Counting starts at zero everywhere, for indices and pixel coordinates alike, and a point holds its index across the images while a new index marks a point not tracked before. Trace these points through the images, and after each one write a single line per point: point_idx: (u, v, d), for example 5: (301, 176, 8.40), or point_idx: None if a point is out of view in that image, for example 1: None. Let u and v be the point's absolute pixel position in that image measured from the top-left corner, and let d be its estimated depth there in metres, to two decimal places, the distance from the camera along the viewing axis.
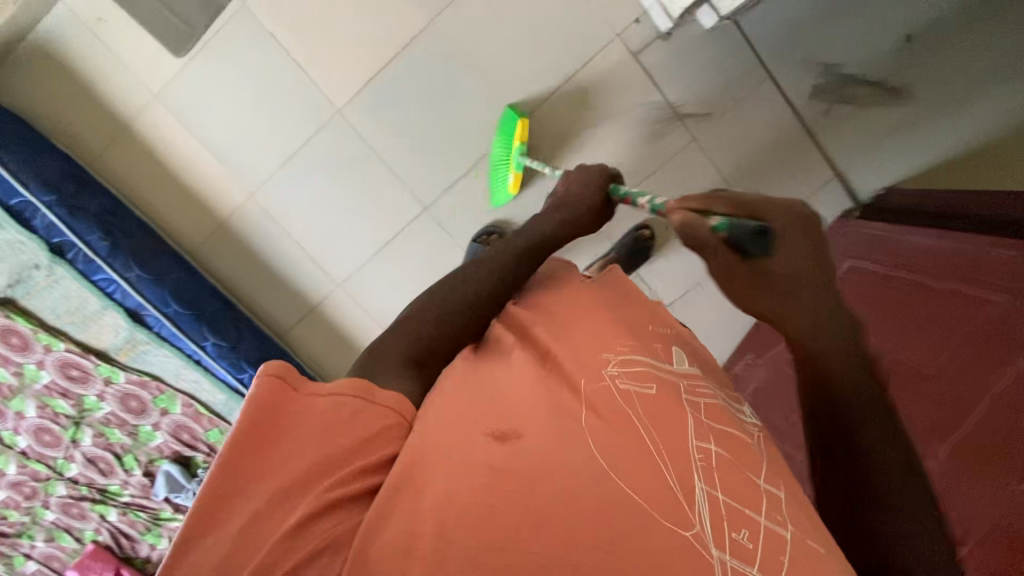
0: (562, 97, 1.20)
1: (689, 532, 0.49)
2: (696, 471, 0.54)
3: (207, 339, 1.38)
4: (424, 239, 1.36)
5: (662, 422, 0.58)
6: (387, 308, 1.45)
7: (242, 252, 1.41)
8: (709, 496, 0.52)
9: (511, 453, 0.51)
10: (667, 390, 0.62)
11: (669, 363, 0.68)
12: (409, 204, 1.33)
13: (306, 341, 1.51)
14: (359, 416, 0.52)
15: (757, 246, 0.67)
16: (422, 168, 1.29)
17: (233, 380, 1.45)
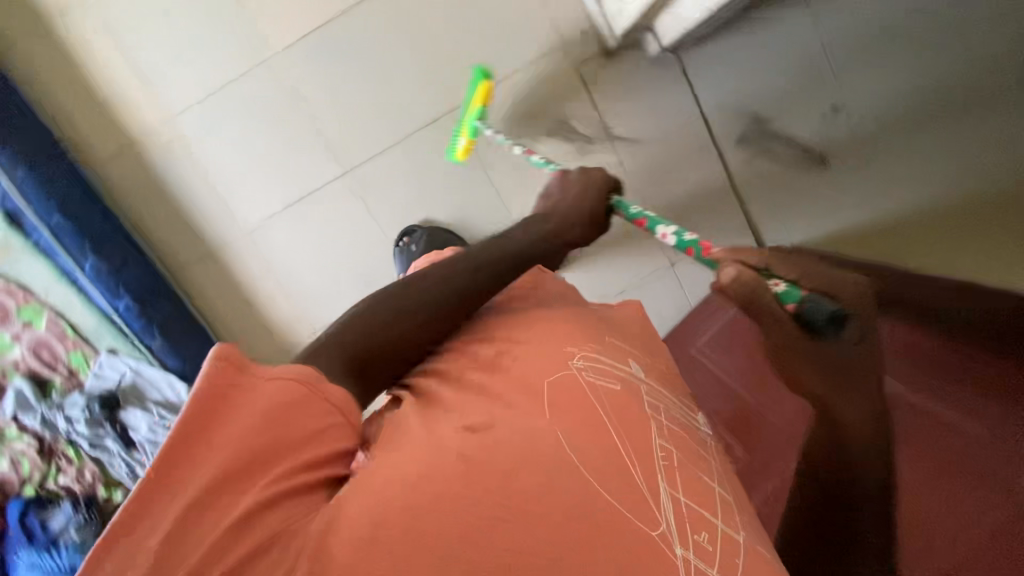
0: (510, 98, 1.16)
1: (655, 532, 0.47)
2: (661, 472, 0.52)
3: (86, 260, 1.08)
4: (337, 206, 1.19)
5: (627, 429, 0.53)
6: (299, 277, 1.23)
7: (163, 182, 1.16)
8: (673, 499, 0.51)
9: (486, 447, 0.47)
10: (631, 391, 0.58)
11: (627, 366, 0.62)
12: (331, 164, 1.17)
13: (204, 292, 1.22)
14: (303, 406, 0.45)
15: (835, 335, 0.47)
16: (352, 137, 1.16)
17: (105, 306, 1.11)
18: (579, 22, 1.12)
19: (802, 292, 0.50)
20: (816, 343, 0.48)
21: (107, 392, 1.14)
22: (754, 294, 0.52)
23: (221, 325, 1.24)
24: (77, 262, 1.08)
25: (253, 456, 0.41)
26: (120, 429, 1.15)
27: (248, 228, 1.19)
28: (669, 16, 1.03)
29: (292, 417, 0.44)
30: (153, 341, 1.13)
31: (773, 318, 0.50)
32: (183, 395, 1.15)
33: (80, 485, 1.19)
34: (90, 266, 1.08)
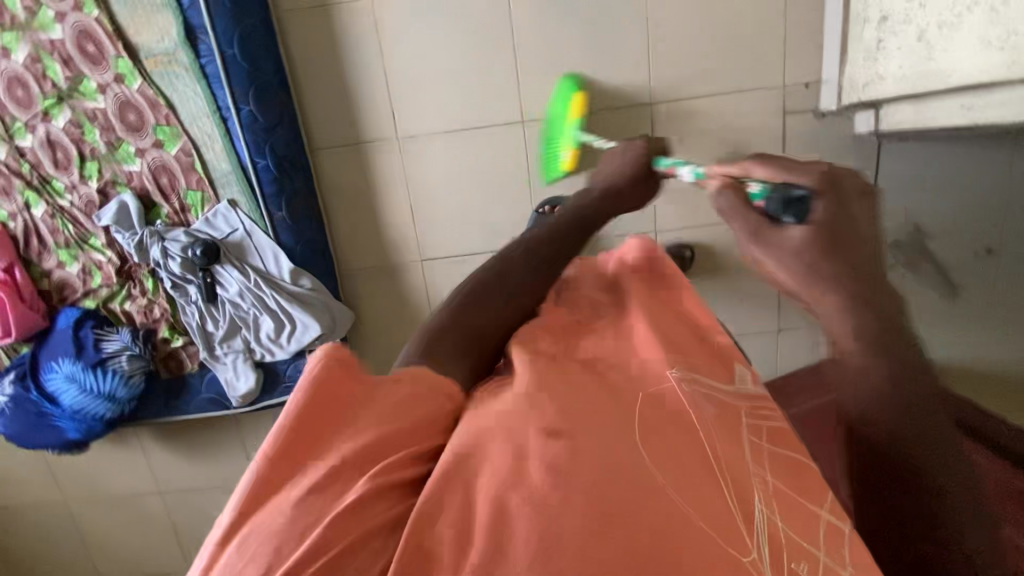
0: (709, 116, 1.13)
1: (744, 559, 0.39)
2: (758, 489, 0.44)
3: (246, 105, 1.02)
4: (496, 150, 1.16)
5: (725, 437, 0.47)
6: (430, 203, 1.19)
7: (345, 57, 1.10)
8: (770, 532, 0.42)
9: (566, 456, 0.40)
10: (728, 409, 0.50)
11: (728, 382, 0.53)
12: (513, 108, 1.13)
13: (330, 181, 1.17)
14: (414, 400, 0.46)
15: (787, 218, 0.55)
16: (543, 90, 1.12)
17: (245, 158, 1.05)
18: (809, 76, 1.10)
19: (769, 189, 0.58)
20: (785, 234, 0.53)
21: (212, 240, 1.08)
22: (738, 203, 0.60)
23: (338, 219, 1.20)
24: (237, 105, 1.02)
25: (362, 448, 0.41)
26: (209, 280, 1.10)
27: (407, 137, 1.15)
28: (909, 107, 0.97)
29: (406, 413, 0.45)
30: (277, 211, 1.09)
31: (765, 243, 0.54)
32: (284, 271, 1.11)
33: (144, 317, 1.15)
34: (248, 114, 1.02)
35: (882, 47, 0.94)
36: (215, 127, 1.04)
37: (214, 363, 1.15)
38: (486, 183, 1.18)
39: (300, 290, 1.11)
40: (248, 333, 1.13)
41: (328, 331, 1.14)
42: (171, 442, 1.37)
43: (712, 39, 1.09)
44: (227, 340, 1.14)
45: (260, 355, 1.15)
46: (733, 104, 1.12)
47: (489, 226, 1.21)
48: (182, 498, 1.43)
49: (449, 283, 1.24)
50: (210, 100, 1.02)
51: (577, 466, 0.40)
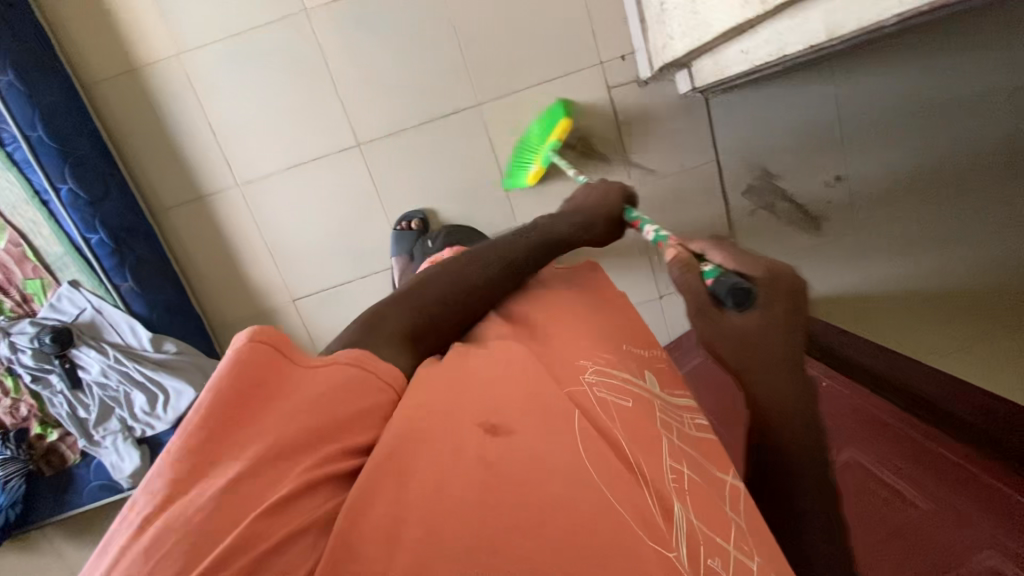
0: (537, 106, 1.15)
1: (671, 553, 0.42)
2: (672, 495, 0.48)
3: (64, 184, 1.00)
4: (341, 176, 1.15)
5: (641, 435, 0.51)
6: (288, 241, 1.18)
7: (163, 117, 1.09)
8: (687, 524, 0.46)
9: (506, 454, 0.44)
10: (644, 408, 0.54)
11: (640, 380, 0.58)
12: (345, 135, 1.13)
13: (180, 240, 1.15)
14: (349, 386, 0.47)
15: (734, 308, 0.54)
16: (369, 110, 1.12)
17: (76, 237, 1.04)
18: (621, 50, 1.12)
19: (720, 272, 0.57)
20: (726, 320, 0.54)
21: (60, 325, 1.06)
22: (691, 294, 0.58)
23: (196, 279, 1.18)
24: (52, 186, 1.00)
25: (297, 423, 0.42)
26: (68, 366, 1.08)
27: (246, 184, 1.14)
28: (709, 61, 1.00)
29: (338, 397, 0.46)
30: (123, 282, 1.07)
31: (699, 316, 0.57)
32: (145, 342, 1.09)
33: (12, 418, 1.11)
34: (66, 194, 1.01)
35: (664, 8, 0.95)
36: (36, 212, 1.02)
37: (94, 449, 1.12)
38: (341, 211, 1.17)
39: (164, 356, 1.09)
40: (122, 411, 1.11)
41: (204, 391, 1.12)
42: (84, 539, 1.31)
43: (519, 32, 1.10)
44: (103, 423, 1.11)
45: (140, 430, 1.12)
46: (557, 89, 1.14)
47: (353, 252, 1.20)
48: None
49: (325, 317, 1.23)
50: (22, 185, 1.01)
51: (511, 503, 0.41)
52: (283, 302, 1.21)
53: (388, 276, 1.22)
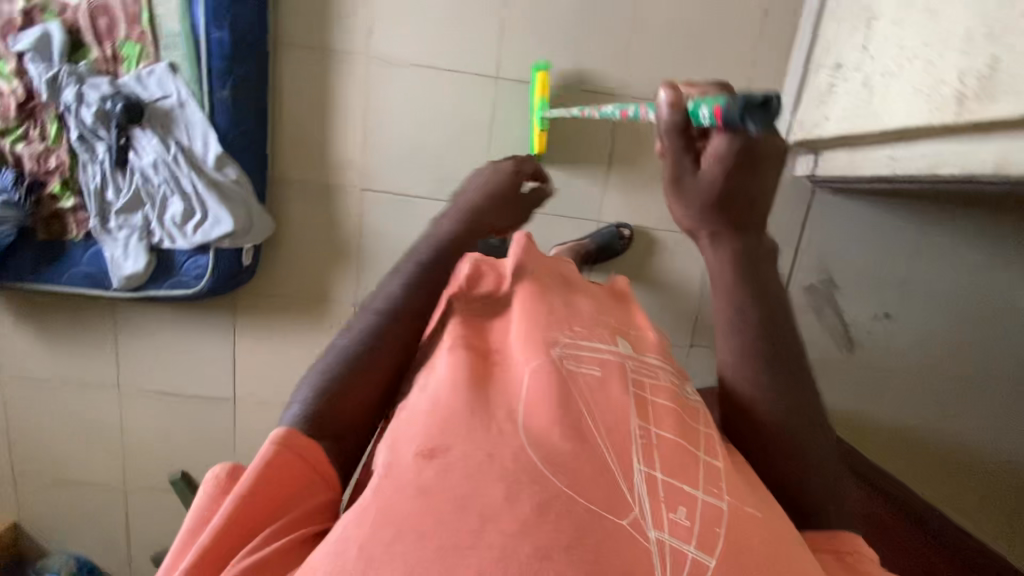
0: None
1: (626, 519, 0.45)
2: (634, 447, 0.50)
3: None
4: (463, 96, 1.15)
5: (601, 408, 0.53)
6: (387, 132, 1.15)
7: None
8: (648, 478, 0.49)
9: (441, 472, 0.45)
10: (612, 373, 0.57)
11: (611, 345, 0.62)
12: (488, 63, 1.13)
13: (284, 80, 1.11)
14: (281, 464, 0.49)
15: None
16: (520, 50, 1.13)
17: (198, 24, 0.99)
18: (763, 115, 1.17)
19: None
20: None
21: (138, 98, 1.00)
22: (677, 128, 0.50)
23: (280, 123, 1.13)
24: None
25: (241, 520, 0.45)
26: (122, 143, 1.01)
27: (376, 58, 1.12)
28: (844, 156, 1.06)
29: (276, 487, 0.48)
30: (220, 90, 1.02)
31: (678, 154, 0.51)
32: (210, 156, 1.03)
33: (35, 165, 1.03)
34: None
35: (833, 91, 1.01)
36: None
37: (103, 235, 1.05)
38: (448, 128, 1.16)
39: (222, 179, 1.04)
40: (151, 211, 1.04)
41: (241, 231, 1.07)
42: (30, 323, 1.21)
43: (684, 50, 1.15)
44: (126, 213, 1.04)
45: (158, 238, 1.05)
46: None
47: (438, 171, 1.18)
48: (20, 391, 1.26)
49: (383, 218, 1.19)
50: None
51: (451, 478, 0.45)
52: (352, 184, 1.17)
53: None
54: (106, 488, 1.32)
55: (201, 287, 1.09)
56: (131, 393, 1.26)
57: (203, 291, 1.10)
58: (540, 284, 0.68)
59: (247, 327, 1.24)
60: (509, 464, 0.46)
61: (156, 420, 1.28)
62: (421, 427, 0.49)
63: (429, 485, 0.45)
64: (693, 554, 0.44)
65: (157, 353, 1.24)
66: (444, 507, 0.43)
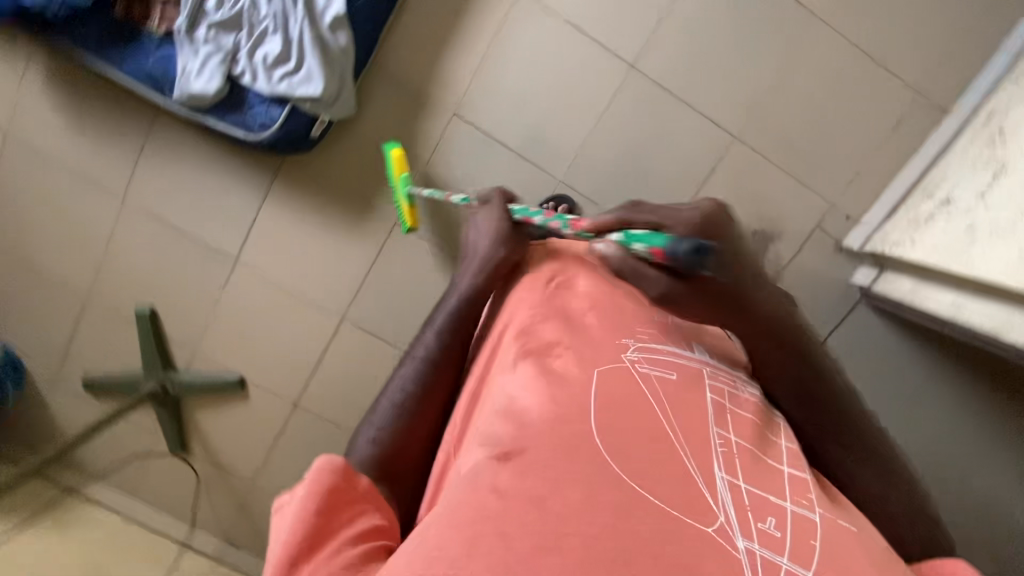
0: (763, 182, 1.18)
1: (711, 526, 0.45)
2: (716, 457, 0.51)
3: None
4: (591, 69, 1.11)
5: (684, 414, 0.54)
6: (503, 69, 1.11)
7: None
8: (731, 486, 0.49)
9: (521, 470, 0.45)
10: (690, 378, 0.59)
11: (688, 350, 0.64)
12: (628, 48, 1.11)
13: None
14: (322, 491, 0.51)
15: None
16: (662, 50, 1.11)
17: None
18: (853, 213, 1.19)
19: None
20: None
21: None
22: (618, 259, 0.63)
23: (406, 14, 1.08)
24: None
25: (289, 554, 0.47)
26: None
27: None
28: (908, 284, 1.08)
29: (334, 503, 0.51)
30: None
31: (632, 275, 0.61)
32: (328, 13, 0.97)
33: None
34: None
35: (932, 221, 1.04)
36: None
37: (185, 41, 0.96)
38: (562, 92, 1.12)
39: (331, 40, 0.98)
40: (244, 39, 0.97)
41: (326, 100, 1.00)
42: (64, 94, 1.12)
43: (809, 123, 1.15)
44: (218, 30, 0.96)
45: (240, 69, 0.98)
46: (786, 190, 1.18)
47: (534, 129, 1.14)
48: (18, 158, 1.15)
49: (461, 150, 1.15)
50: None
51: (532, 477, 0.45)
52: (447, 103, 1.12)
53: (542, 177, 1.16)
54: (65, 291, 1.23)
55: (262, 138, 1.01)
56: (134, 209, 1.18)
57: (263, 143, 1.02)
58: (602, 287, 0.70)
59: (281, 196, 1.17)
60: (579, 446, 0.47)
61: (148, 246, 1.20)
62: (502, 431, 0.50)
63: (506, 486, 0.44)
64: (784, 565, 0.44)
65: (178, 180, 1.16)
66: (523, 500, 0.43)
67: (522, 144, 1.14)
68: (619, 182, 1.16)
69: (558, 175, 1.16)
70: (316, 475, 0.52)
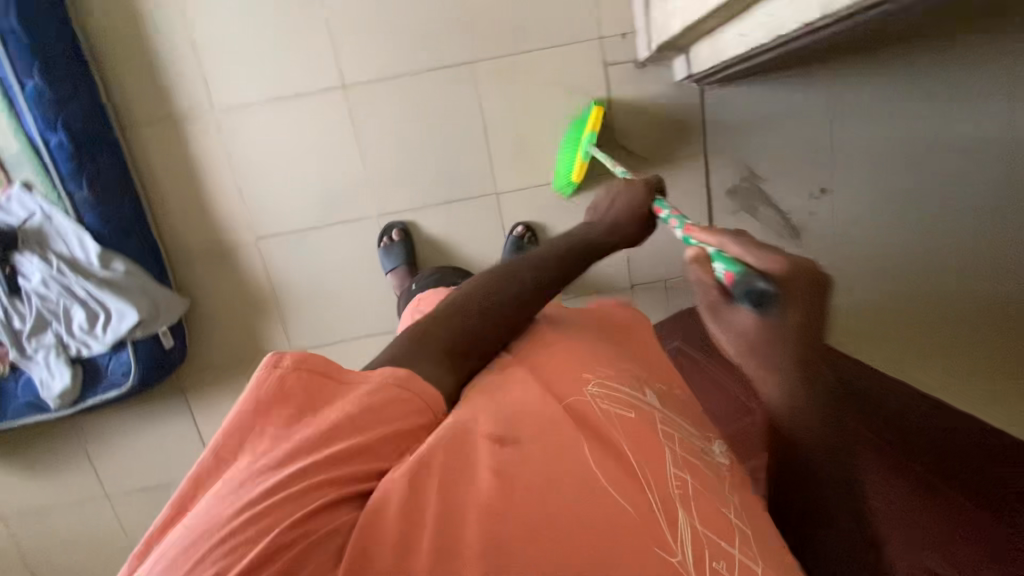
0: (530, 73, 1.13)
1: (671, 560, 0.43)
2: (679, 501, 0.47)
3: (29, 78, 0.96)
4: (318, 115, 1.12)
5: (644, 446, 0.50)
6: (258, 176, 1.14)
7: (136, 24, 1.05)
8: (693, 528, 0.46)
9: (518, 460, 0.45)
10: (645, 416, 0.54)
11: (641, 394, 0.57)
12: (329, 74, 1.10)
13: (145, 160, 1.12)
14: (382, 412, 0.47)
15: None
16: (357, 51, 1.09)
17: (34, 136, 1.00)
18: (623, 31, 1.12)
19: None
20: None
21: (7, 227, 1.02)
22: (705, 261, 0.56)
23: (157, 202, 1.14)
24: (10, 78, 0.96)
25: (328, 456, 0.43)
26: (8, 271, 1.03)
27: (221, 109, 1.10)
28: (707, 46, 1.01)
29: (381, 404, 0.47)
30: (78, 190, 1.03)
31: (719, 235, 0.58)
32: (92, 257, 1.04)
33: None
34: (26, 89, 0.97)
35: None
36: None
37: (24, 362, 1.06)
38: (316, 153, 1.14)
39: (112, 274, 1.05)
40: (58, 326, 1.06)
41: (149, 317, 1.08)
42: (7, 459, 1.26)
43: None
44: (36, 336, 1.06)
45: (75, 349, 1.07)
46: (553, 63, 1.13)
47: (322, 197, 1.16)
48: (21, 525, 1.30)
49: (287, 261, 1.19)
50: None
51: (516, 476, 0.44)
52: (244, 237, 1.17)
53: (361, 226, 1.18)
54: None
55: (131, 383, 1.10)
56: (122, 496, 1.30)
57: (135, 385, 1.11)
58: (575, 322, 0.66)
59: (202, 405, 1.25)
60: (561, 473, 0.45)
61: (151, 515, 1.31)
62: (484, 429, 0.48)
63: (491, 505, 0.42)
64: None
65: (128, 453, 1.27)
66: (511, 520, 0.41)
67: (326, 216, 1.17)
68: (422, 176, 1.17)
69: (373, 212, 1.18)
70: (376, 390, 0.48)
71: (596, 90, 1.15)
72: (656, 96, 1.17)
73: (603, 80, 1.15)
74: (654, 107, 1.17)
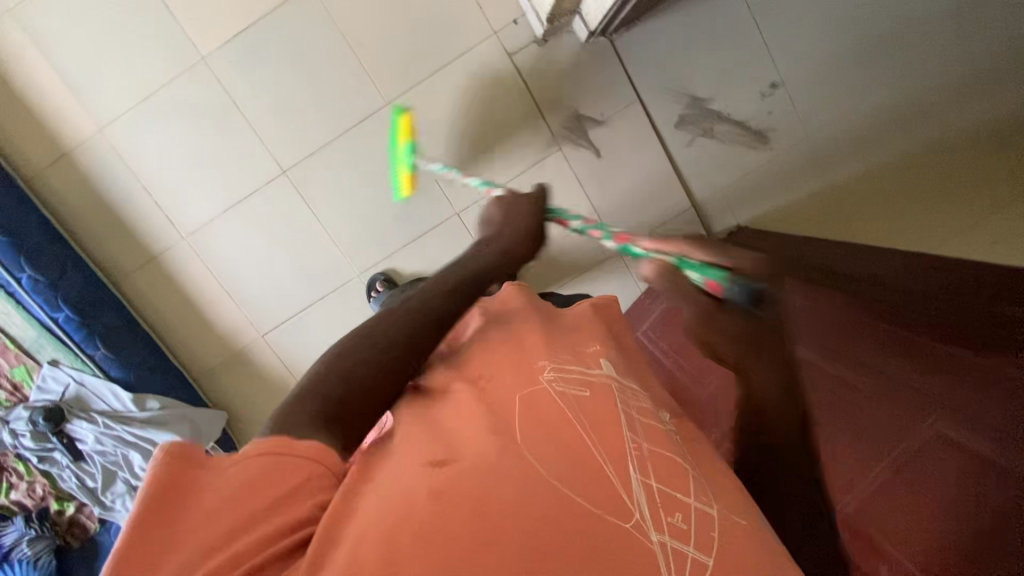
0: (443, 92, 1.16)
1: (626, 519, 0.41)
2: (630, 459, 0.46)
3: (23, 272, 1.07)
4: (274, 205, 1.18)
5: (593, 418, 0.48)
6: (243, 279, 1.21)
7: (94, 190, 1.15)
8: (643, 485, 0.44)
9: (454, 476, 0.41)
10: (602, 391, 0.52)
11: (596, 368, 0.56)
12: (268, 166, 1.16)
13: (145, 302, 1.21)
14: (277, 469, 0.40)
15: None
16: (284, 136, 1.15)
17: (45, 317, 1.11)
18: (513, 19, 1.13)
19: None
20: None
21: (51, 403, 1.13)
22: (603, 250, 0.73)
23: (167, 336, 1.23)
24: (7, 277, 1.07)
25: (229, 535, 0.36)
26: (65, 440, 1.13)
27: (190, 233, 1.18)
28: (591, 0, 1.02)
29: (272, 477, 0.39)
30: (96, 350, 1.14)
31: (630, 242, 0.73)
32: (128, 403, 1.16)
33: (32, 499, 1.18)
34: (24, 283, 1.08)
35: None
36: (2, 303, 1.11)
37: (108, 514, 1.17)
38: (285, 241, 1.20)
39: (150, 412, 1.16)
40: (124, 473, 1.15)
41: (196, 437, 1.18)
42: None
43: (405, 27, 1.12)
44: (109, 488, 1.15)
45: None
46: (461, 74, 1.15)
47: (305, 278, 1.22)
48: None
49: (295, 344, 1.25)
50: None
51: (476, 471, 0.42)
52: (252, 338, 1.24)
53: (348, 288, 1.23)
54: None
55: None
56: None
57: None
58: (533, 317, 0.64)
59: None
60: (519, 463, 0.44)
61: None
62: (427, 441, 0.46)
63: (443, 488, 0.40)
64: (692, 555, 0.40)
65: None
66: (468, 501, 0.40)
67: (316, 292, 1.23)
68: (384, 224, 1.21)
69: (354, 273, 1.23)
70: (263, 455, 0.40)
71: (512, 81, 1.16)
72: (571, 63, 1.16)
73: (514, 70, 1.16)
74: (573, 74, 1.16)
